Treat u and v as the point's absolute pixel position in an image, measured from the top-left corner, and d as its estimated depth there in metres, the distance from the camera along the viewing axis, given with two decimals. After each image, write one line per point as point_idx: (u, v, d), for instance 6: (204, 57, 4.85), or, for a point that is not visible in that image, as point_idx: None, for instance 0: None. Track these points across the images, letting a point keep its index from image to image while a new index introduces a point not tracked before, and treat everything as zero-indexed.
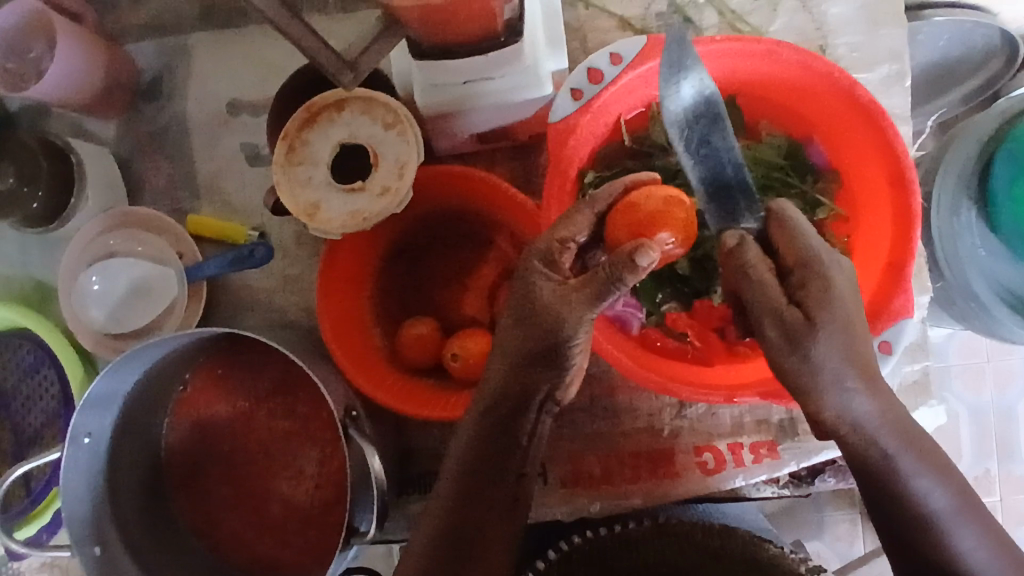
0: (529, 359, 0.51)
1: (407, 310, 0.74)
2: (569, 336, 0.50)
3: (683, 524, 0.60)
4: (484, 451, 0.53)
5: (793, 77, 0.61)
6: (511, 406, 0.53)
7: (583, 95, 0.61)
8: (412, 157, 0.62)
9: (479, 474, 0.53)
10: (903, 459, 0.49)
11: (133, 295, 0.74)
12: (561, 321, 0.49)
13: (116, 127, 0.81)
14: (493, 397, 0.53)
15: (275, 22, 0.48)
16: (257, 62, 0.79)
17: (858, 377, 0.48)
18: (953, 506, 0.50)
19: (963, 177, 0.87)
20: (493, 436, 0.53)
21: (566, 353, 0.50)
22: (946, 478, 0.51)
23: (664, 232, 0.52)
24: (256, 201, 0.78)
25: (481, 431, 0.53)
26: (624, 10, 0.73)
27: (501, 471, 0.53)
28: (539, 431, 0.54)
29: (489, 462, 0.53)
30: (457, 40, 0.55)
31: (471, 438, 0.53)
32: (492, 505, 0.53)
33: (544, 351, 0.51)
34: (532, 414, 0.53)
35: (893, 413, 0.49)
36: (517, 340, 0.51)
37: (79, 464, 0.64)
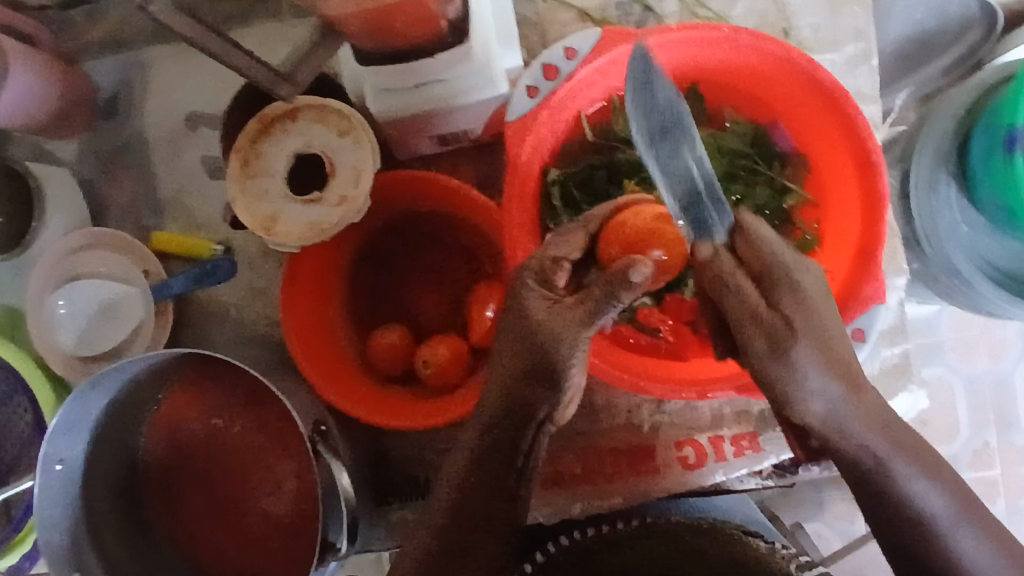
0: (524, 378, 0.49)
1: (378, 318, 0.73)
2: (565, 357, 0.48)
3: (669, 523, 0.58)
4: (479, 474, 0.51)
5: (752, 63, 0.60)
6: (506, 427, 0.50)
7: (539, 93, 0.60)
8: (368, 164, 0.61)
9: (476, 496, 0.51)
10: (896, 465, 0.49)
11: (101, 316, 0.73)
12: (555, 342, 0.47)
13: (77, 147, 0.79)
14: (488, 417, 0.51)
15: (209, 35, 0.46)
16: (214, 73, 0.78)
17: (846, 394, 0.48)
18: (952, 510, 0.49)
19: (940, 152, 0.85)
20: (489, 459, 0.51)
21: (565, 372, 0.48)
22: (940, 481, 0.50)
23: (654, 248, 0.54)
24: (220, 215, 0.77)
25: (478, 453, 0.51)
26: (582, 2, 0.72)
27: (498, 489, 0.51)
28: (538, 452, 0.52)
29: (484, 483, 0.51)
30: (402, 44, 0.53)
31: (472, 452, 0.52)
32: (487, 523, 0.51)
33: (537, 370, 0.49)
34: (530, 437, 0.51)
35: (881, 418, 0.49)
36: (511, 359, 0.49)
37: (52, 492, 0.63)
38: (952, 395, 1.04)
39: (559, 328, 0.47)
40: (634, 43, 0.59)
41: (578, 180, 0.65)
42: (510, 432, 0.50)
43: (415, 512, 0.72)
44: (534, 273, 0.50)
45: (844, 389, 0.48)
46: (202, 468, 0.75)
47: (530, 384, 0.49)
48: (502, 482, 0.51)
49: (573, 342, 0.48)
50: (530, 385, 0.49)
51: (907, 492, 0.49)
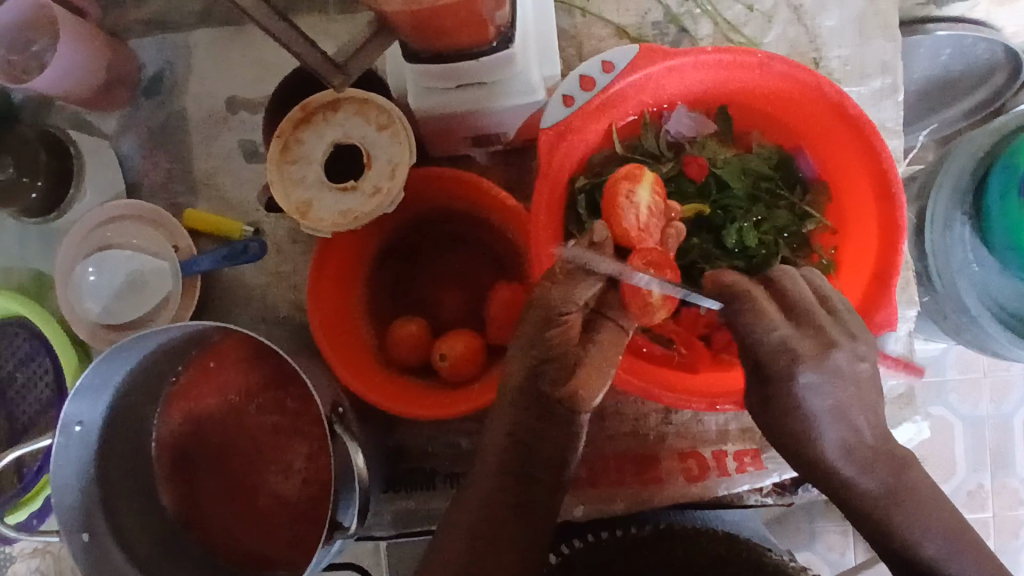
0: (539, 345, 0.54)
1: (396, 309, 0.75)
2: (560, 321, 0.54)
3: (687, 528, 0.61)
4: (512, 447, 0.55)
5: (781, 89, 0.62)
6: (532, 399, 0.55)
7: (574, 102, 0.62)
8: (404, 158, 0.63)
9: (502, 472, 0.55)
10: (897, 503, 0.51)
11: (129, 287, 0.75)
12: (552, 307, 0.53)
13: (116, 121, 0.81)
14: (511, 382, 0.56)
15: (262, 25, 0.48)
16: (257, 60, 0.80)
17: (848, 413, 0.52)
18: (952, 546, 0.51)
19: (957, 191, 0.87)
20: (517, 434, 0.55)
21: (561, 331, 0.54)
22: (940, 519, 0.52)
23: None
24: (252, 198, 0.79)
25: (506, 428, 0.56)
26: (619, 19, 0.74)
27: (528, 449, 0.55)
28: (568, 428, 0.55)
29: (512, 457, 0.55)
30: (447, 46, 0.55)
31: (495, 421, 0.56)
32: (512, 485, 0.55)
33: (556, 348, 0.54)
34: (557, 407, 0.55)
35: (882, 455, 0.52)
36: (527, 333, 0.55)
37: (70, 452, 0.65)
38: (952, 433, 1.05)
39: (566, 294, 0.53)
40: (670, 63, 0.61)
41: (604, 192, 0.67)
42: (533, 400, 0.55)
43: (419, 502, 0.74)
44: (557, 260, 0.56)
45: (852, 411, 0.52)
46: (213, 444, 0.77)
47: (544, 353, 0.54)
48: (529, 455, 0.55)
49: (569, 303, 0.53)
50: (546, 350, 0.54)
51: (909, 529, 0.51)
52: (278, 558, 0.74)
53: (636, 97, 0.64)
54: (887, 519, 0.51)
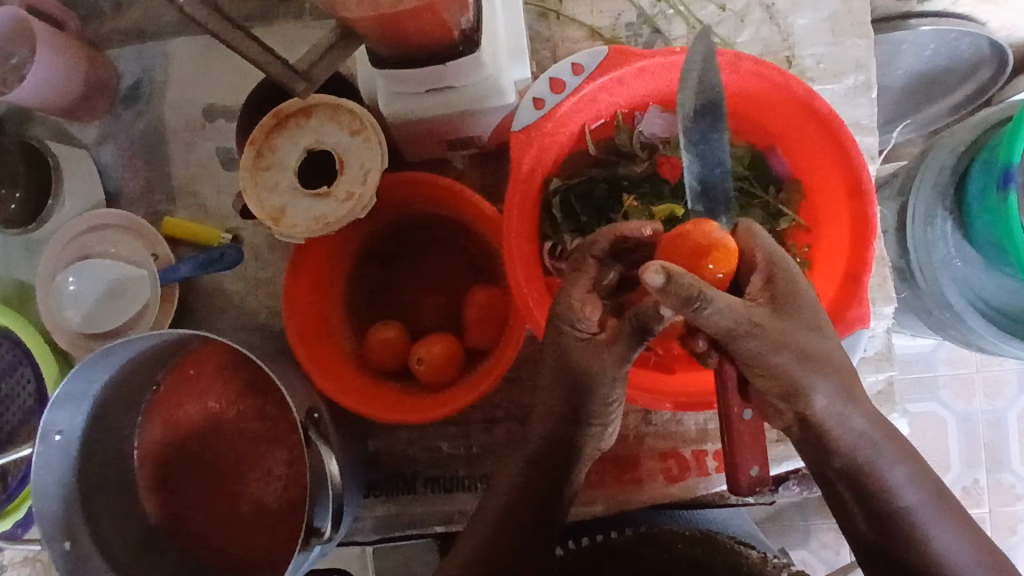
0: (566, 410, 0.56)
1: (375, 314, 0.75)
2: (602, 391, 0.54)
3: (665, 532, 0.61)
4: (534, 495, 0.57)
5: (751, 89, 0.62)
6: (559, 456, 0.57)
7: (546, 104, 0.62)
8: (377, 163, 0.63)
9: (530, 519, 0.56)
10: (879, 455, 0.51)
11: (107, 296, 0.76)
12: (598, 377, 0.53)
13: (96, 131, 0.82)
14: (540, 443, 0.57)
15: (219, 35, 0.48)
16: (235, 68, 0.80)
17: (832, 376, 0.50)
18: (925, 499, 0.51)
19: (938, 186, 0.86)
20: (537, 491, 0.57)
21: (601, 400, 0.54)
22: (922, 476, 0.52)
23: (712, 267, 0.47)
24: (230, 205, 0.79)
25: (527, 483, 0.57)
26: (593, 21, 0.74)
27: (550, 504, 0.57)
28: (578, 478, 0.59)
29: (533, 507, 0.57)
30: (413, 50, 0.55)
31: (517, 478, 0.58)
32: (530, 530, 0.56)
33: (589, 408, 0.55)
34: (576, 464, 0.58)
35: (868, 415, 0.51)
36: (556, 399, 0.56)
37: (50, 461, 0.66)
38: (944, 429, 1.05)
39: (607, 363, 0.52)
40: (639, 63, 0.61)
41: (578, 193, 0.68)
42: (561, 460, 0.57)
43: (401, 506, 0.74)
44: (576, 324, 0.53)
45: (838, 386, 0.50)
46: (194, 450, 0.77)
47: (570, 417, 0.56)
48: (558, 509, 0.57)
49: (612, 378, 0.53)
50: (578, 413, 0.56)
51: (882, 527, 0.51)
52: (260, 565, 0.73)
53: (608, 98, 0.64)
54: (863, 480, 0.50)
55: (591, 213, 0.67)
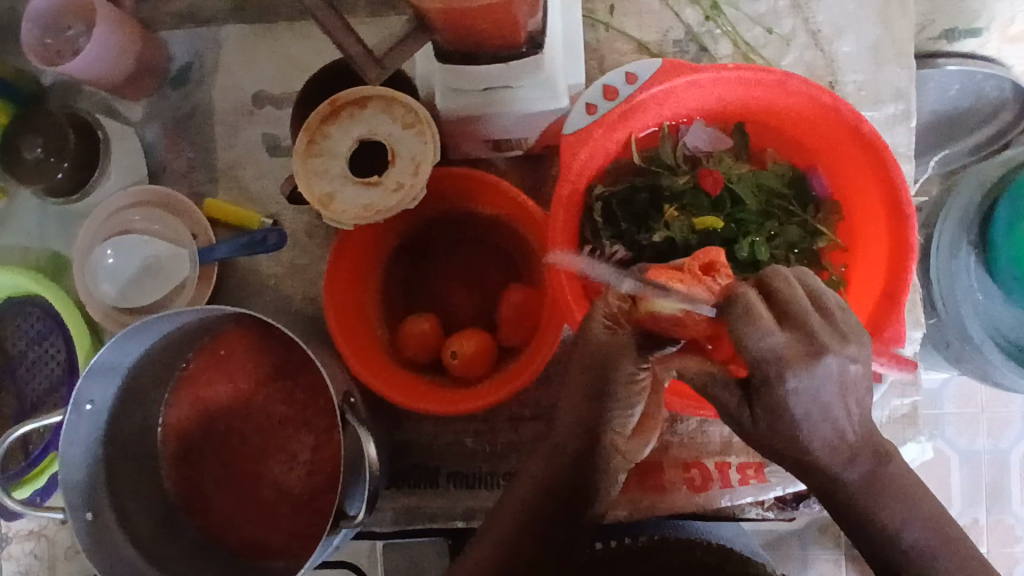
0: (596, 404, 0.55)
1: (410, 306, 0.76)
2: (621, 374, 0.55)
3: (683, 540, 0.62)
4: (555, 488, 0.56)
5: (799, 108, 0.64)
6: (584, 451, 0.56)
7: (597, 110, 0.63)
8: (428, 156, 0.64)
9: (549, 515, 0.55)
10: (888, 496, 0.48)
11: (143, 272, 0.77)
12: (620, 361, 0.54)
13: (142, 109, 0.83)
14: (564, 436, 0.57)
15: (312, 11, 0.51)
16: (284, 56, 0.81)
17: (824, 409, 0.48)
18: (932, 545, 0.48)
19: (964, 220, 0.88)
20: (560, 481, 0.56)
21: (620, 387, 0.55)
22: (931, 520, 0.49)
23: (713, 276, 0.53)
24: (272, 191, 0.80)
25: (550, 476, 0.56)
26: (642, 35, 0.76)
27: (575, 494, 0.56)
28: (610, 475, 0.57)
29: (558, 497, 0.56)
30: (478, 47, 0.56)
31: (540, 471, 0.57)
32: (549, 519, 0.55)
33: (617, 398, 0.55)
34: (605, 460, 0.56)
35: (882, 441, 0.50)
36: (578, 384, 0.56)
37: (79, 431, 0.66)
38: (948, 465, 1.06)
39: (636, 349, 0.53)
40: (693, 77, 0.62)
41: (620, 201, 0.69)
42: (587, 455, 0.56)
43: (422, 500, 0.74)
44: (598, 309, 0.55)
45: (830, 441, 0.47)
46: (218, 431, 0.77)
47: (595, 410, 0.55)
48: (578, 505, 0.56)
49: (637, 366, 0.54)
50: (606, 405, 0.55)
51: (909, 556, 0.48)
52: (278, 550, 0.74)
53: (658, 109, 0.65)
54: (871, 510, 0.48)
55: (632, 221, 0.69)
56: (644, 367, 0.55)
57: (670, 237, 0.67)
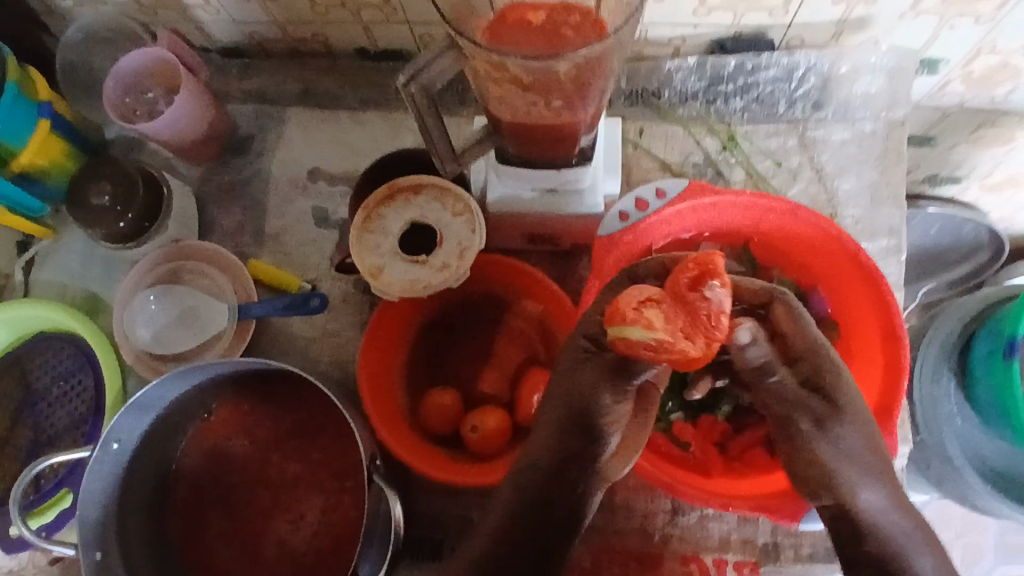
0: (573, 425, 0.56)
1: (432, 380, 0.80)
2: (599, 405, 0.55)
3: None
4: (527, 516, 0.55)
5: (805, 235, 0.72)
6: (558, 478, 0.56)
7: (629, 218, 0.70)
8: (473, 243, 0.70)
9: (519, 542, 0.54)
10: None
11: (182, 321, 0.82)
12: (595, 394, 0.55)
13: (201, 172, 0.89)
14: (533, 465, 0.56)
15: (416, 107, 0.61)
16: (342, 139, 0.89)
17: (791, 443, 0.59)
18: None
19: (945, 348, 0.97)
20: (531, 510, 0.55)
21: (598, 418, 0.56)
22: None
23: (713, 296, 0.48)
24: (313, 258, 0.85)
25: (519, 506, 0.55)
26: (665, 156, 0.86)
27: (546, 524, 0.55)
28: (583, 505, 0.56)
29: (529, 529, 0.55)
30: (536, 155, 0.65)
31: (508, 505, 0.56)
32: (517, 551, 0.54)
33: (590, 429, 0.56)
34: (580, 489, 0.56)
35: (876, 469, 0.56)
36: (554, 413, 0.57)
37: (103, 468, 0.68)
38: None
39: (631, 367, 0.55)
40: (713, 198, 0.70)
41: None
42: (560, 484, 0.55)
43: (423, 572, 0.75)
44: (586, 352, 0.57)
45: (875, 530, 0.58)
46: (232, 483, 0.78)
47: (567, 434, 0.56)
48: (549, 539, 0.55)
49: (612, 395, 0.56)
50: (579, 432, 0.56)
51: None
52: None
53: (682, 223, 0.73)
54: None
55: None
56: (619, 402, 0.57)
57: None
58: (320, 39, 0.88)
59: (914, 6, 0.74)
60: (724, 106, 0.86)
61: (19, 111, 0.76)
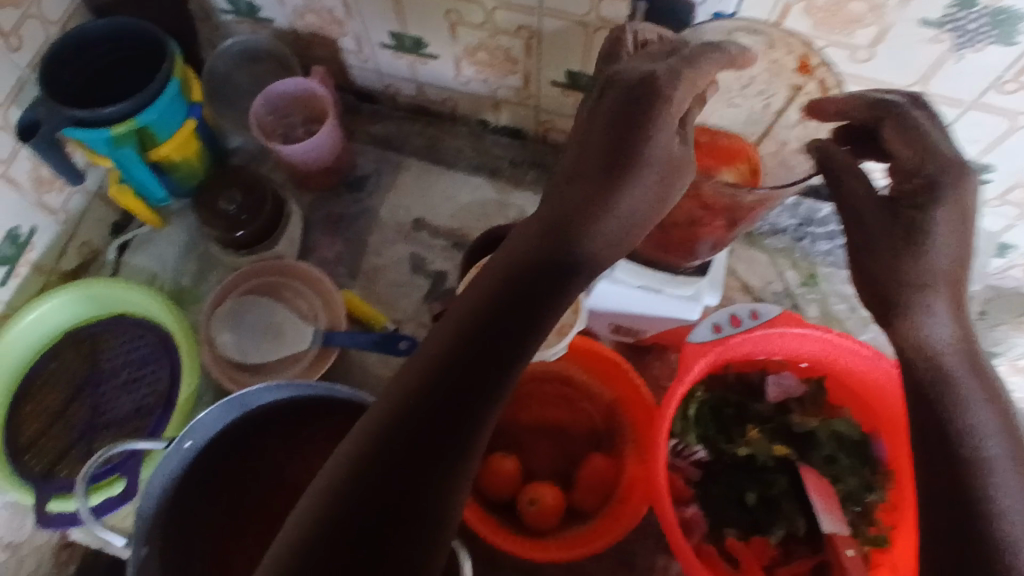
0: (602, 158, 0.52)
1: (495, 443, 0.81)
2: (649, 135, 0.51)
3: None
4: (390, 456, 0.45)
5: (877, 382, 0.75)
6: (552, 242, 0.53)
7: (721, 330, 0.74)
8: (574, 322, 0.73)
9: (484, 317, 0.50)
10: None
11: (266, 333, 0.82)
12: (651, 136, 0.51)
13: (313, 199, 0.94)
14: (409, 396, 0.47)
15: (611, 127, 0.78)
16: (450, 196, 0.94)
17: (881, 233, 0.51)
18: None
19: None
20: (504, 283, 0.52)
21: (639, 151, 0.51)
22: None
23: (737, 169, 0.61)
24: (400, 301, 0.89)
25: (487, 289, 0.52)
26: (748, 278, 0.91)
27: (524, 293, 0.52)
28: (575, 257, 0.53)
29: (493, 303, 0.51)
30: (662, 257, 0.70)
31: (479, 293, 0.53)
32: (480, 319, 0.50)
33: (627, 149, 0.51)
34: (566, 253, 0.53)
35: (969, 345, 0.51)
36: (594, 143, 0.53)
37: (172, 464, 0.68)
38: None
39: (667, 202, 0.54)
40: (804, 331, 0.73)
41: (710, 408, 0.79)
42: (434, 423, 0.47)
43: None
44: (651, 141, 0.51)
45: None
46: (278, 505, 0.76)
47: (479, 353, 0.49)
48: (411, 488, 0.44)
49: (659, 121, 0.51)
50: (503, 312, 0.51)
51: None
52: None
53: (765, 346, 0.77)
54: None
55: (717, 429, 0.79)
56: (670, 138, 0.51)
57: (752, 454, 0.76)
58: (450, 105, 0.94)
59: (1003, 195, 0.80)
60: (810, 246, 0.89)
61: (174, 110, 0.79)
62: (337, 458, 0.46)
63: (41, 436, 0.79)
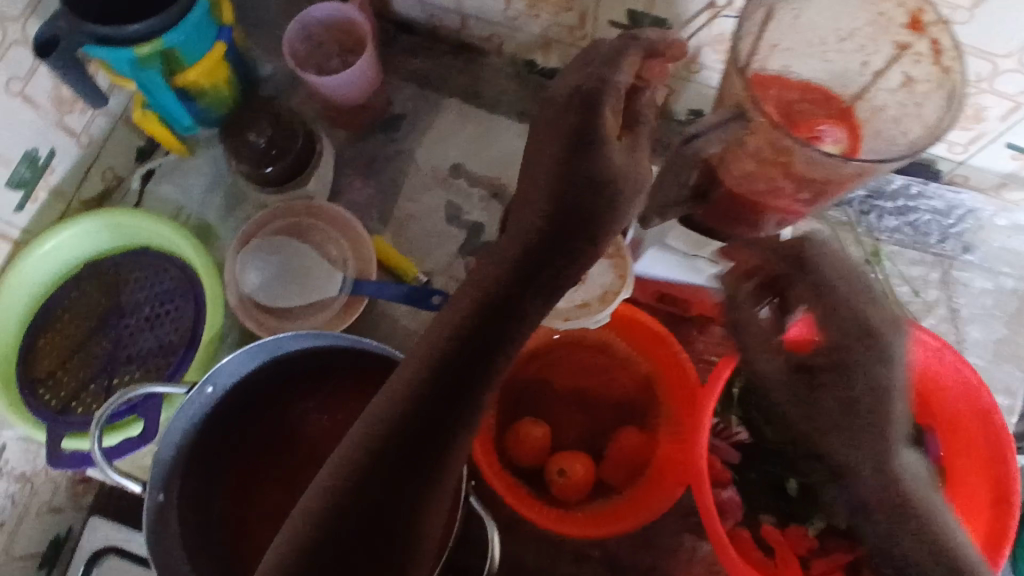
0: (585, 133, 0.50)
1: (524, 407, 0.78)
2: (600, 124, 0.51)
3: None
4: (394, 423, 0.42)
5: (938, 374, 0.71)
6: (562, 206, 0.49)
7: None
8: (619, 289, 0.68)
9: (503, 280, 0.46)
10: None
11: (293, 276, 0.78)
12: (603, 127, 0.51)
13: (345, 136, 0.88)
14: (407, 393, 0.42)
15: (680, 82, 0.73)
16: (492, 142, 0.88)
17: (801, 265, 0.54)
18: None
19: None
20: (528, 242, 0.48)
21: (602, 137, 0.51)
22: None
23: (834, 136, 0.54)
24: (433, 252, 0.84)
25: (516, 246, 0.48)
26: None
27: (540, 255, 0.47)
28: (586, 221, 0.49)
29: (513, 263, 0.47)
30: (724, 225, 0.64)
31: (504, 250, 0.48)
32: (500, 280, 0.46)
33: (597, 136, 0.50)
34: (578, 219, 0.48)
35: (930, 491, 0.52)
36: (574, 122, 0.52)
37: (191, 409, 0.65)
38: None
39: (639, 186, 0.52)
40: None
41: None
42: (437, 417, 0.42)
43: None
44: (606, 120, 0.51)
45: None
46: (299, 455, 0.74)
47: (494, 318, 0.45)
48: (407, 490, 0.40)
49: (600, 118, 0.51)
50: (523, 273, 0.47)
51: None
52: None
53: None
54: None
55: None
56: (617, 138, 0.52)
57: None
58: (495, 42, 0.87)
59: None
60: (876, 221, 0.84)
61: (202, 32, 0.73)
62: (351, 425, 0.43)
63: (60, 368, 0.77)
